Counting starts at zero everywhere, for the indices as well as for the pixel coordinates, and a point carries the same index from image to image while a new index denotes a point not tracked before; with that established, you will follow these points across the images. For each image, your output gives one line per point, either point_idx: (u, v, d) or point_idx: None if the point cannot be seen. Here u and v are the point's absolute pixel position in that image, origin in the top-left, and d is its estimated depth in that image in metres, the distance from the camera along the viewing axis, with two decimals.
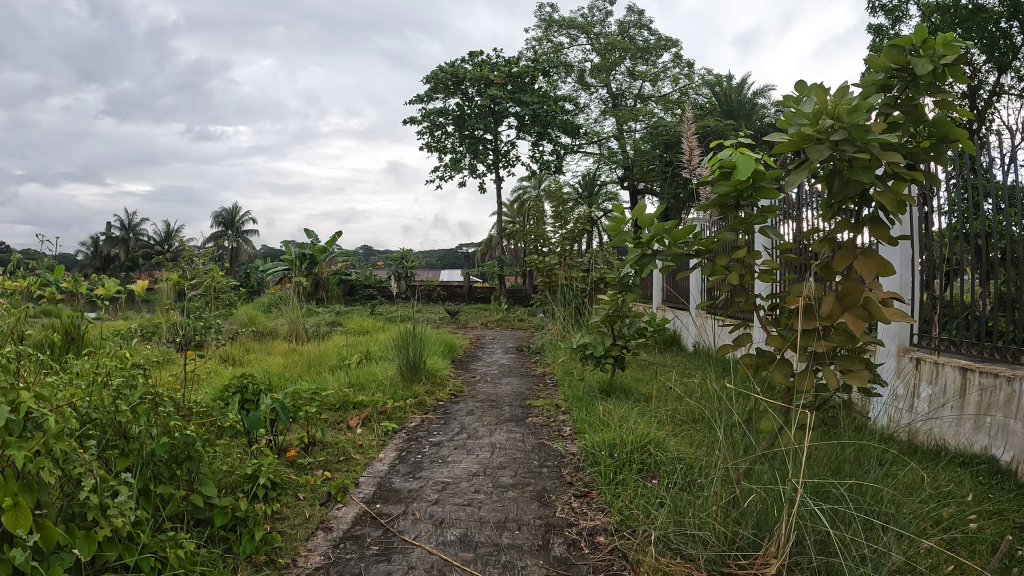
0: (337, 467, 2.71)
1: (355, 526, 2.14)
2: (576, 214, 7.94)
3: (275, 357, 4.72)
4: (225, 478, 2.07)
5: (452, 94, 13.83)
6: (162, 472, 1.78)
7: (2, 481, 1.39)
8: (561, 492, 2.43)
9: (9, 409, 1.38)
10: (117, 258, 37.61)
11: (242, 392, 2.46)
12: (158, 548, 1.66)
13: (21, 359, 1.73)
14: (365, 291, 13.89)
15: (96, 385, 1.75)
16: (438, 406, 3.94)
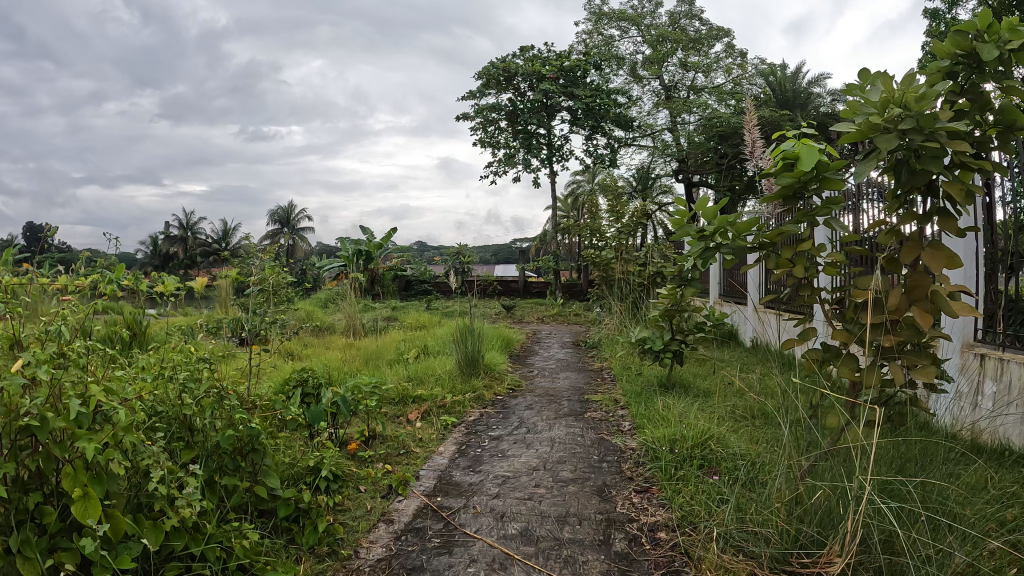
0: (397, 460, 2.74)
1: (417, 519, 2.15)
2: (634, 206, 7.85)
3: (335, 352, 4.79)
4: (289, 471, 2.11)
5: (505, 89, 13.85)
6: (227, 464, 1.82)
7: (73, 471, 1.44)
8: (620, 488, 2.41)
9: (80, 403, 1.41)
10: (177, 256, 38.45)
11: (303, 385, 2.49)
12: (224, 538, 1.68)
13: (91, 354, 1.76)
14: (421, 287, 14.02)
15: (163, 379, 1.77)
16: (496, 401, 3.96)
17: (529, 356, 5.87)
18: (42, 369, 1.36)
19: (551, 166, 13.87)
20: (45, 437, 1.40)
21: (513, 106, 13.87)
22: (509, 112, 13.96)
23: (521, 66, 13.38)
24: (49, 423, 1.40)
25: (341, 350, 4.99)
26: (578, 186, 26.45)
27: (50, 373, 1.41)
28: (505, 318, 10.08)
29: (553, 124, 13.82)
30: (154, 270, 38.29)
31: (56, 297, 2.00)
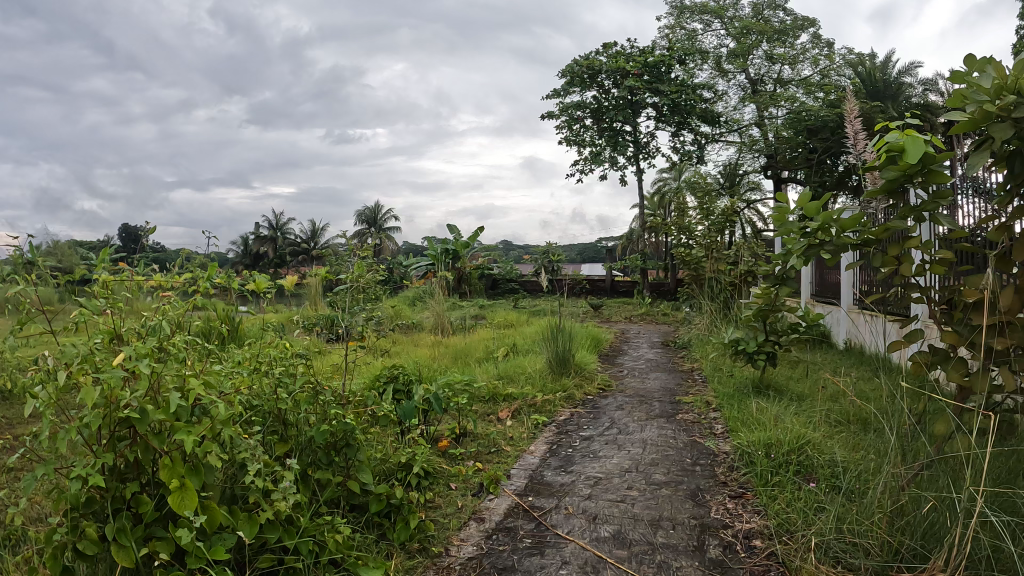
0: (488, 458, 2.77)
1: (508, 518, 2.15)
2: (725, 203, 7.60)
3: (425, 350, 4.88)
4: (381, 466, 2.14)
5: (589, 87, 13.80)
6: (320, 458, 1.88)
7: (171, 463, 1.45)
8: (714, 492, 2.35)
9: (180, 397, 1.41)
10: (266, 256, 39.93)
11: (394, 382, 2.53)
12: (317, 532, 1.71)
13: (192, 349, 1.81)
14: (508, 286, 13.96)
15: (259, 372, 1.81)
16: (587, 400, 3.93)
17: (618, 356, 5.82)
18: (145, 362, 1.35)
19: (637, 163, 13.64)
20: (145, 429, 1.41)
21: (597, 104, 13.83)
22: (593, 109, 13.88)
23: (605, 62, 13.33)
24: (147, 415, 1.40)
25: (431, 348, 5.08)
26: (665, 183, 25.82)
27: (151, 366, 1.40)
28: (593, 317, 10.00)
29: (638, 122, 13.61)
30: (244, 269, 39.99)
31: (155, 294, 2.03)
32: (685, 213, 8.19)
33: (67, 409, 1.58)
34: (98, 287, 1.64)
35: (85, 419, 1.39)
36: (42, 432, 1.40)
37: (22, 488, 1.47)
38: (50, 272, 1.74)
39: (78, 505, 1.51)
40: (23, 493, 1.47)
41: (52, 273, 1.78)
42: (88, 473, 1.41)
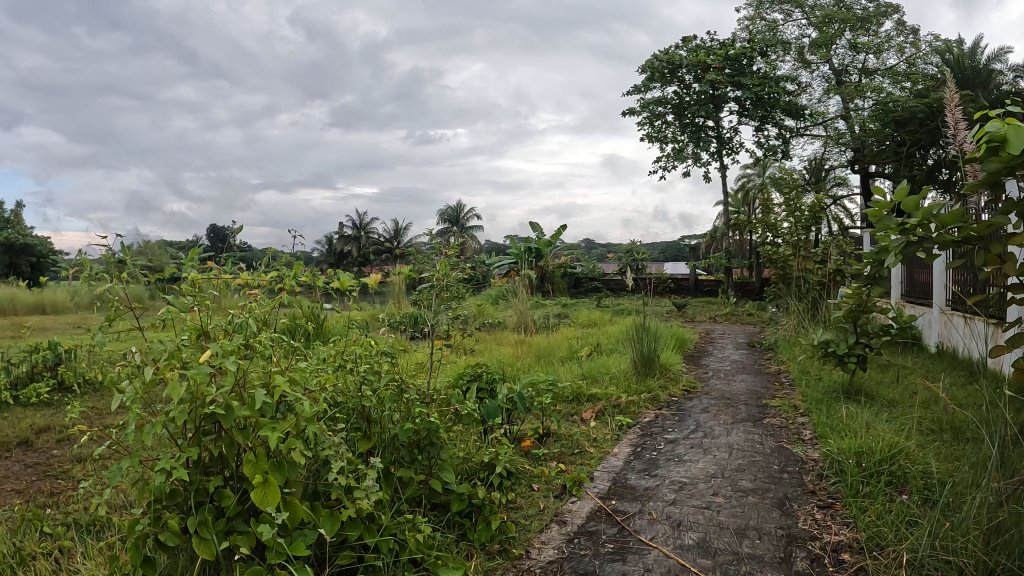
0: (571, 459, 2.76)
1: (590, 521, 2.13)
2: (813, 198, 7.29)
3: (510, 349, 4.93)
4: (464, 465, 2.18)
5: (670, 82, 13.65)
6: (404, 457, 1.90)
7: (255, 458, 1.44)
8: (802, 502, 2.26)
9: (264, 393, 1.41)
10: (344, 258, 40.84)
11: (478, 381, 2.55)
12: (397, 531, 1.71)
13: (277, 346, 1.82)
14: (590, 284, 13.62)
15: (344, 370, 1.82)
16: (671, 402, 3.85)
17: (702, 357, 5.70)
18: (231, 359, 1.34)
19: (721, 159, 13.30)
20: (230, 425, 1.41)
21: (679, 99, 13.67)
22: (675, 105, 13.72)
23: (686, 56, 13.16)
24: (233, 411, 1.40)
25: (513, 348, 5.13)
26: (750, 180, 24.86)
27: (237, 363, 1.40)
28: (677, 317, 9.81)
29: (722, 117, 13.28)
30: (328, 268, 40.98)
31: (241, 291, 2.08)
32: (772, 209, 7.86)
33: (153, 402, 1.62)
34: (184, 285, 1.69)
35: (170, 413, 1.40)
36: (128, 425, 1.41)
37: (109, 479, 1.49)
38: (141, 270, 1.80)
39: (161, 496, 1.53)
40: (109, 484, 1.49)
41: (142, 272, 1.84)
42: (172, 466, 1.42)
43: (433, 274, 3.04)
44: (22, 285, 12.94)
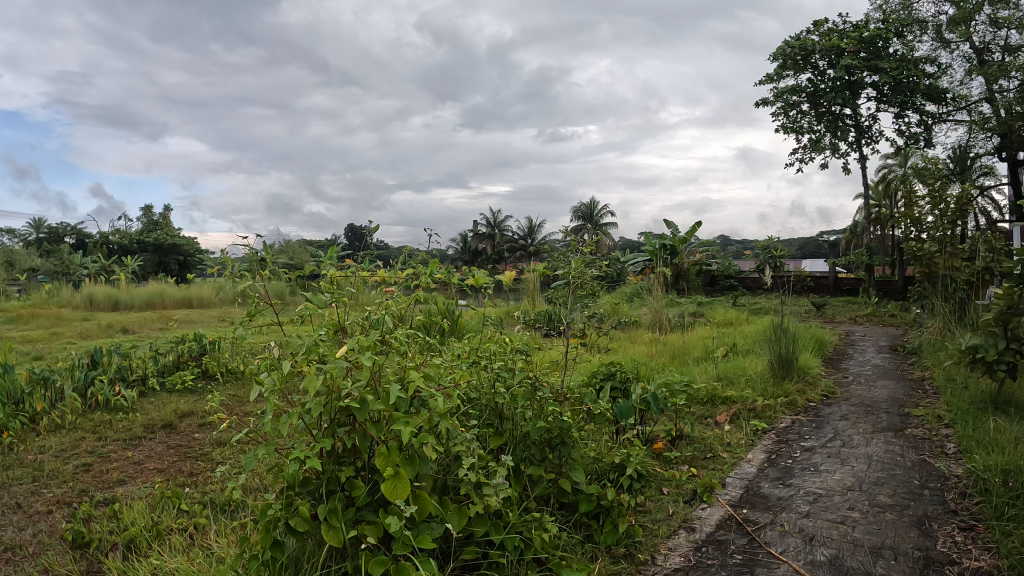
0: (703, 464, 2.99)
1: (720, 530, 2.35)
2: (959, 189, 6.71)
3: (645, 348, 5.23)
4: (594, 465, 2.43)
5: (803, 69, 13.26)
6: (535, 454, 2.10)
7: (387, 452, 1.48)
8: (943, 522, 2.31)
9: (400, 388, 1.44)
10: (483, 254, 40.67)
11: (611, 380, 2.70)
12: (524, 529, 1.76)
13: (412, 341, 1.87)
14: (726, 283, 12.93)
15: (478, 367, 2.07)
16: (810, 407, 3.90)
17: (842, 361, 5.46)
18: (369, 355, 1.38)
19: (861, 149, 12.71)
20: (366, 418, 1.44)
21: (814, 87, 13.22)
22: (810, 93, 13.27)
23: (818, 41, 12.71)
24: (369, 404, 1.44)
25: (649, 346, 5.36)
26: (890, 170, 22.86)
27: (374, 359, 1.43)
28: (816, 317, 9.50)
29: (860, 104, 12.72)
30: (470, 263, 40.54)
31: (378, 288, 2.16)
32: (915, 200, 7.26)
33: (289, 393, 1.69)
34: (323, 283, 1.77)
35: (307, 405, 1.44)
36: (266, 413, 1.46)
37: (246, 464, 1.53)
38: (281, 268, 1.90)
39: (294, 483, 1.58)
40: (246, 469, 1.53)
41: (283, 268, 1.95)
42: (306, 455, 1.47)
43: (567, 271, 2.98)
44: (173, 281, 14.32)
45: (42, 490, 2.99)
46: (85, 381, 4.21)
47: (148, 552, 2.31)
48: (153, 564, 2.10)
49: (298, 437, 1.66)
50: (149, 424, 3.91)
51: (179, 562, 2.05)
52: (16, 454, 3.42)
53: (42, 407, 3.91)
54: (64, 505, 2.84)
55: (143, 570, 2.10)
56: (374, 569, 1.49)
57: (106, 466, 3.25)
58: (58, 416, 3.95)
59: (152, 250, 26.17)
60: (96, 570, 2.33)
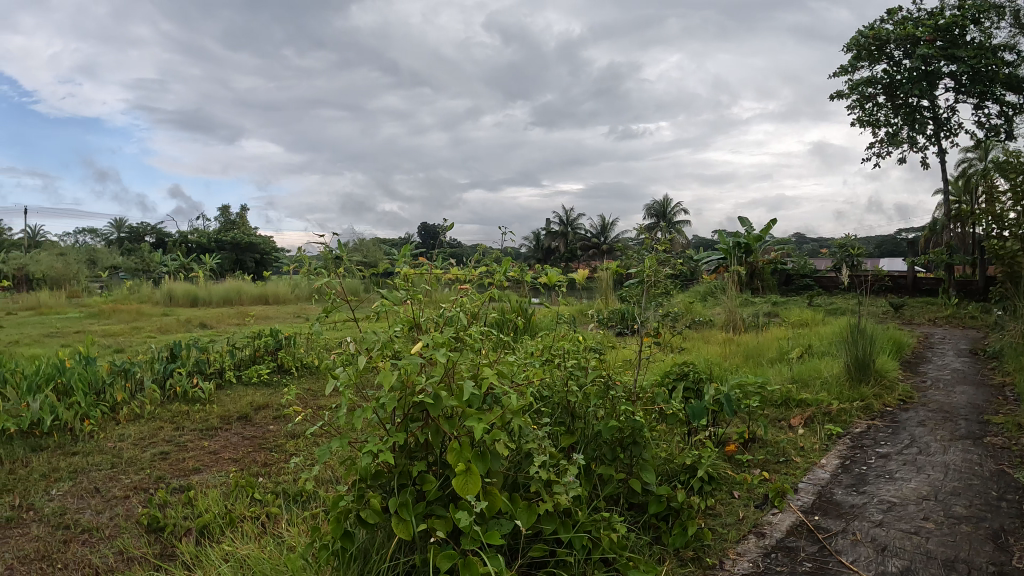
0: (776, 468, 2.99)
1: (789, 537, 2.35)
2: None
3: (719, 349, 5.21)
4: (665, 466, 2.52)
5: (878, 60, 12.88)
6: (606, 453, 2.20)
7: (459, 447, 1.51)
8: (1020, 536, 2.23)
9: (474, 386, 1.47)
10: (553, 253, 39.60)
11: (685, 380, 2.76)
12: (592, 528, 1.87)
13: (488, 340, 1.93)
14: (802, 282, 12.42)
15: (551, 365, 2.20)
16: (887, 412, 3.80)
17: (921, 365, 5.27)
18: (443, 353, 1.41)
19: (940, 142, 12.26)
20: (439, 414, 1.49)
21: (890, 78, 12.81)
22: (886, 85, 12.88)
23: (892, 30, 12.32)
24: (442, 401, 1.49)
25: (722, 347, 5.37)
26: (968, 164, 21.88)
27: (447, 357, 1.46)
28: (894, 318, 9.20)
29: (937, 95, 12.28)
30: (539, 263, 39.56)
31: (452, 286, 2.20)
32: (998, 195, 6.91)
33: (363, 388, 1.74)
34: (398, 280, 1.83)
35: (381, 400, 1.49)
36: (341, 408, 1.50)
37: (321, 457, 1.58)
38: (357, 266, 1.97)
39: (367, 476, 1.63)
40: (320, 462, 1.58)
41: (358, 266, 2.01)
42: (379, 450, 1.51)
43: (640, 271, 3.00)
44: (252, 278, 14.86)
45: (119, 476, 3.14)
46: (164, 373, 4.42)
47: (221, 537, 2.40)
48: (225, 550, 2.19)
49: (371, 432, 1.71)
50: (225, 415, 4.07)
51: (251, 549, 2.12)
52: (98, 440, 3.61)
53: (123, 397, 4.11)
54: (141, 491, 2.97)
55: (217, 554, 2.19)
56: (441, 563, 1.51)
57: (183, 454, 3.39)
58: (137, 406, 4.14)
59: (229, 248, 27.38)
60: (170, 554, 2.44)
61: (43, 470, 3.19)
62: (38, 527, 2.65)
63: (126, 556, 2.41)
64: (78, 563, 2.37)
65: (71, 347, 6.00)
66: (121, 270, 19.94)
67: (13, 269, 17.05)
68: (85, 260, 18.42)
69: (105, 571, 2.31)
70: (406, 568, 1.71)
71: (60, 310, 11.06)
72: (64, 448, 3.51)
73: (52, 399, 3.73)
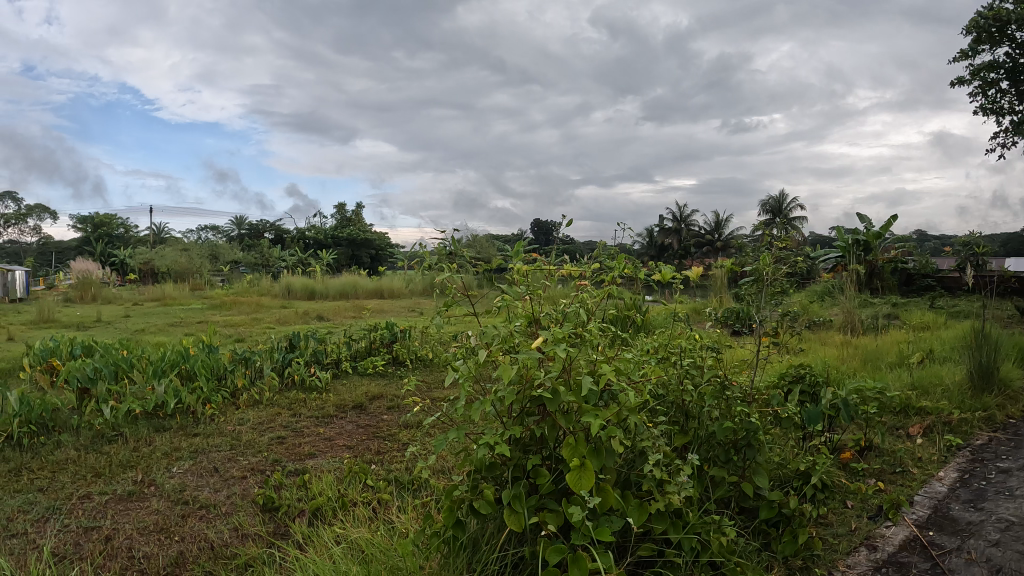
0: (892, 479, 2.86)
1: (902, 551, 2.28)
2: None
3: (832, 352, 5.02)
4: (777, 471, 2.48)
5: (1000, 42, 11.98)
6: (719, 455, 2.21)
7: (574, 443, 1.56)
8: None
9: (591, 382, 1.52)
10: (669, 249, 38.16)
11: (801, 382, 2.72)
12: (702, 531, 1.89)
13: (606, 337, 1.98)
14: (924, 281, 11.52)
15: (666, 363, 2.23)
16: (1013, 425, 3.54)
17: None
18: (562, 349, 1.46)
19: None
20: (555, 408, 1.54)
21: (1014, 62, 11.88)
22: (1011, 68, 11.95)
23: (1016, 10, 11.42)
24: (560, 396, 1.54)
25: (839, 350, 5.17)
26: None
27: (565, 353, 1.51)
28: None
29: None
30: (651, 257, 38.24)
31: (568, 283, 2.24)
32: None
33: (482, 381, 1.82)
34: (518, 276, 1.91)
35: (498, 393, 1.56)
36: (460, 399, 1.57)
37: (437, 447, 1.63)
38: (472, 261, 2.07)
39: (482, 468, 1.69)
40: (436, 452, 1.64)
41: (474, 263, 2.08)
42: (496, 441, 1.56)
43: (755, 268, 2.94)
44: (365, 273, 15.45)
45: (238, 457, 3.35)
46: (283, 362, 4.66)
47: (332, 520, 2.53)
48: (337, 532, 2.30)
49: (487, 424, 1.77)
50: (341, 404, 4.26)
51: (362, 532, 2.22)
52: (219, 423, 3.86)
53: (243, 383, 4.37)
54: (257, 472, 3.16)
55: (329, 536, 2.30)
56: (551, 556, 1.53)
57: (298, 440, 3.58)
58: (256, 393, 4.40)
59: (345, 245, 28.60)
60: (282, 532, 2.58)
61: (165, 448, 3.45)
62: (159, 502, 2.86)
63: (240, 532, 2.57)
64: (194, 537, 2.55)
65: (197, 336, 6.44)
66: (241, 264, 21.21)
67: (145, 263, 18.46)
68: (209, 255, 19.71)
69: (220, 545, 2.49)
70: (515, 560, 1.81)
71: (188, 301, 11.87)
72: (186, 430, 3.78)
73: (175, 384, 4.02)
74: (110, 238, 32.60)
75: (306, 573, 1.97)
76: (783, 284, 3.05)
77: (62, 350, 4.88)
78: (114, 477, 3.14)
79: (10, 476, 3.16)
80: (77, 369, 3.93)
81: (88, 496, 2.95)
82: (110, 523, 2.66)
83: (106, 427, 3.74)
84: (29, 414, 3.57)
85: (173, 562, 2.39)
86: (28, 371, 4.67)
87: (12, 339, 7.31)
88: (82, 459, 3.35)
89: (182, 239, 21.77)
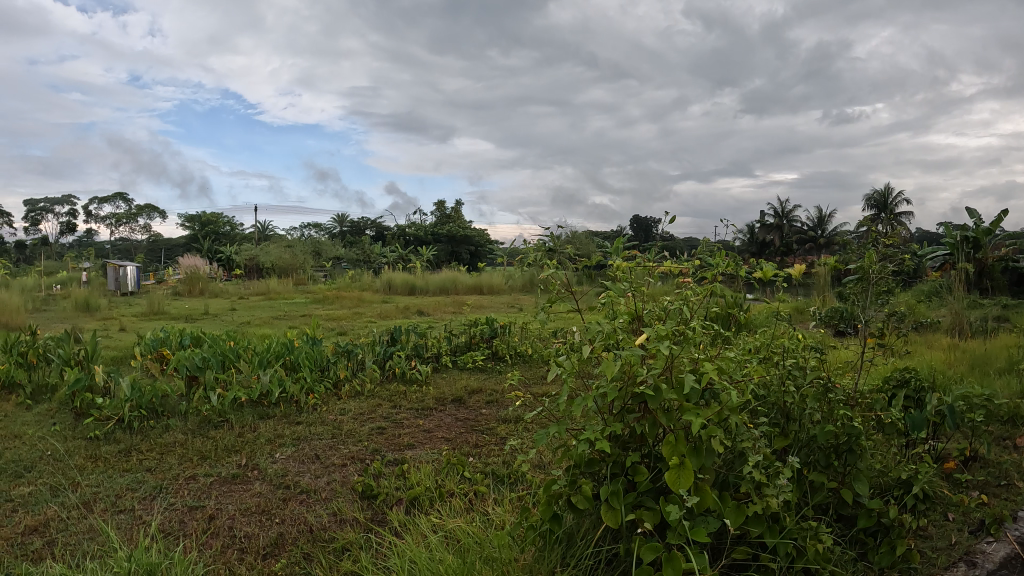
0: (997, 492, 2.70)
1: (1002, 570, 2.18)
2: None
3: (938, 356, 4.73)
4: (878, 478, 2.37)
5: None
6: (819, 460, 2.13)
7: (673, 441, 1.56)
8: None
9: (693, 380, 1.52)
10: (770, 246, 36.64)
11: (906, 386, 2.59)
12: (799, 537, 1.84)
13: (706, 335, 1.96)
14: None
15: (769, 363, 2.19)
16: None
17: None
18: (665, 347, 1.47)
19: None
20: (658, 405, 1.55)
21: None
22: None
23: None
24: (662, 394, 1.55)
25: (946, 354, 4.86)
26: None
27: (669, 351, 1.52)
28: None
29: None
30: (747, 254, 36.94)
31: (667, 281, 2.22)
32: None
33: (582, 377, 1.85)
34: (619, 274, 1.92)
35: (600, 389, 1.58)
36: (562, 394, 1.60)
37: (537, 440, 1.67)
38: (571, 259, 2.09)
39: (581, 463, 1.72)
40: (537, 446, 1.67)
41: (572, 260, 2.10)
42: (595, 437, 1.59)
43: (860, 266, 2.82)
44: (464, 270, 15.66)
45: (339, 446, 3.49)
46: (384, 355, 4.85)
47: (429, 509, 2.61)
48: (433, 521, 2.37)
49: (587, 421, 1.79)
50: (440, 396, 4.39)
51: (458, 523, 2.28)
52: (321, 413, 4.04)
53: (345, 374, 4.55)
54: (356, 461, 3.29)
55: (426, 524, 2.38)
56: (646, 554, 1.53)
57: (397, 431, 3.70)
58: (358, 383, 4.57)
59: (445, 241, 28.96)
60: (380, 519, 2.69)
61: (269, 435, 3.64)
62: (260, 485, 3.03)
63: (338, 518, 2.69)
64: (294, 520, 2.69)
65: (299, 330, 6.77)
66: (341, 261, 22.07)
67: (249, 260, 19.53)
68: (309, 252, 20.60)
69: (319, 529, 2.61)
70: (607, 557, 1.84)
71: (291, 295, 12.43)
72: (289, 418, 3.98)
73: (278, 374, 4.24)
74: (217, 235, 34.57)
75: (404, 560, 2.04)
76: (889, 284, 2.90)
77: (172, 340, 5.24)
78: (219, 460, 3.35)
79: (121, 457, 3.43)
80: (187, 358, 4.20)
81: (195, 477, 3.17)
82: (214, 504, 2.84)
83: (213, 413, 3.98)
84: (139, 399, 3.85)
85: (273, 542, 2.53)
86: (144, 359, 5.02)
87: (127, 330, 7.88)
88: (188, 443, 3.58)
89: (282, 237, 22.84)
